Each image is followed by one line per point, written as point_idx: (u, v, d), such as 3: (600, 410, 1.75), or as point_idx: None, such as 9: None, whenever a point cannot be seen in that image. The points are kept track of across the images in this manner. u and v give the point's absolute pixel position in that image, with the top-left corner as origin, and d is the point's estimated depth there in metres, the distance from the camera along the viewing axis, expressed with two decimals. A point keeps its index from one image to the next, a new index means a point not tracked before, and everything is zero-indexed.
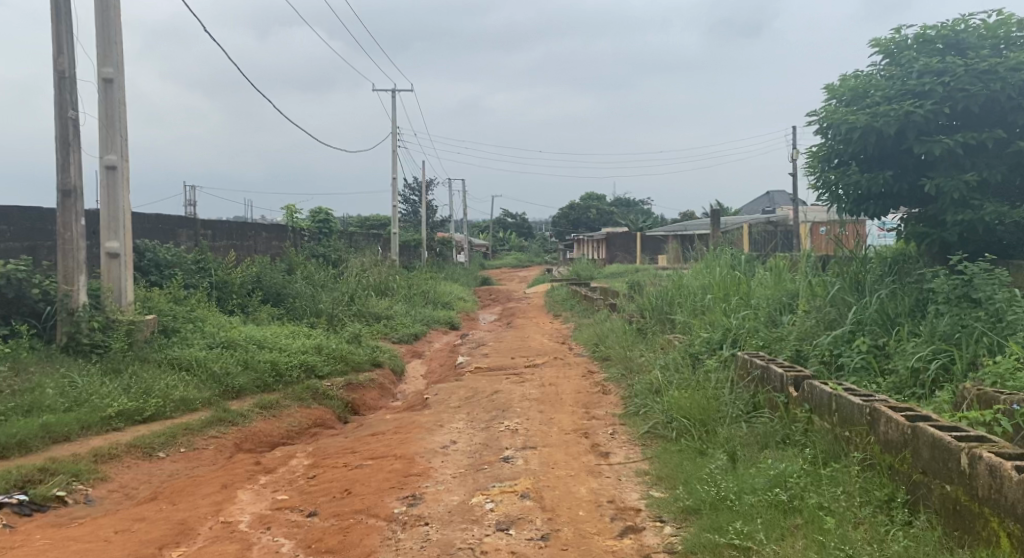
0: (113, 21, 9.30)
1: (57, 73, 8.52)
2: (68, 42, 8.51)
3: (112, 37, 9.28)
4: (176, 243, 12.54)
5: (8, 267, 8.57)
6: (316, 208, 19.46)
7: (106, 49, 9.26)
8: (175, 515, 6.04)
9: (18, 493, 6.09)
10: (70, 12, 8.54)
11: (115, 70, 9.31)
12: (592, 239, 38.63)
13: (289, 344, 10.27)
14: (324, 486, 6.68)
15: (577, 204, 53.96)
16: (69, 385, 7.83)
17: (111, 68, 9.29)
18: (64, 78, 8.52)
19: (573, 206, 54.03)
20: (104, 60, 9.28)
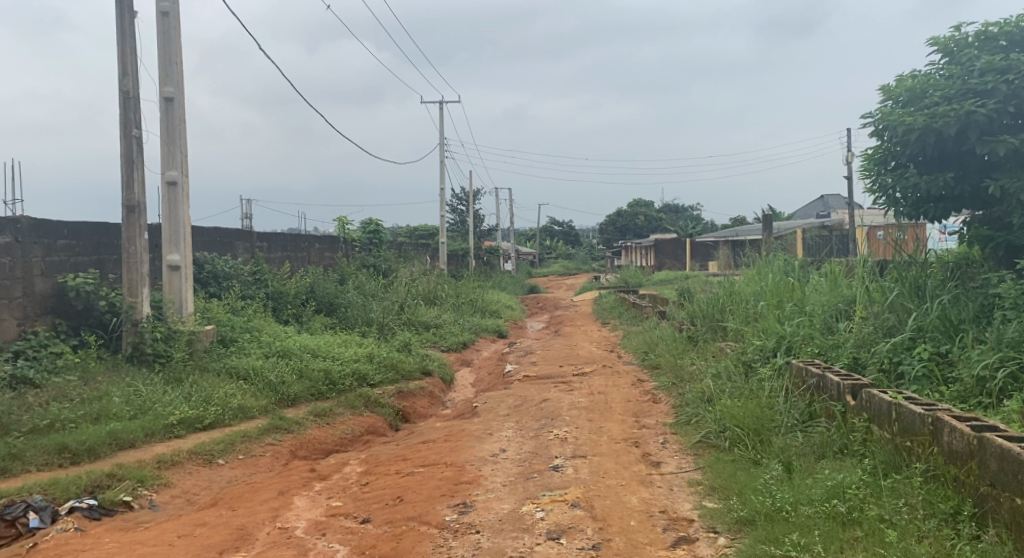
0: (174, 42, 9.59)
1: (121, 93, 8.82)
2: (132, 63, 8.81)
3: (173, 57, 9.56)
4: (233, 255, 12.89)
5: (77, 279, 8.93)
6: (367, 219, 19.55)
7: (167, 69, 9.54)
8: (234, 520, 6.21)
9: (89, 498, 6.32)
10: (134, 35, 8.84)
11: (176, 89, 9.57)
12: (640, 246, 38.47)
13: (341, 353, 10.45)
14: (377, 493, 6.79)
15: (625, 211, 53.65)
16: (134, 394, 8.09)
17: (172, 87, 9.57)
18: (129, 98, 8.82)
19: (621, 212, 53.85)
20: (165, 79, 9.55)
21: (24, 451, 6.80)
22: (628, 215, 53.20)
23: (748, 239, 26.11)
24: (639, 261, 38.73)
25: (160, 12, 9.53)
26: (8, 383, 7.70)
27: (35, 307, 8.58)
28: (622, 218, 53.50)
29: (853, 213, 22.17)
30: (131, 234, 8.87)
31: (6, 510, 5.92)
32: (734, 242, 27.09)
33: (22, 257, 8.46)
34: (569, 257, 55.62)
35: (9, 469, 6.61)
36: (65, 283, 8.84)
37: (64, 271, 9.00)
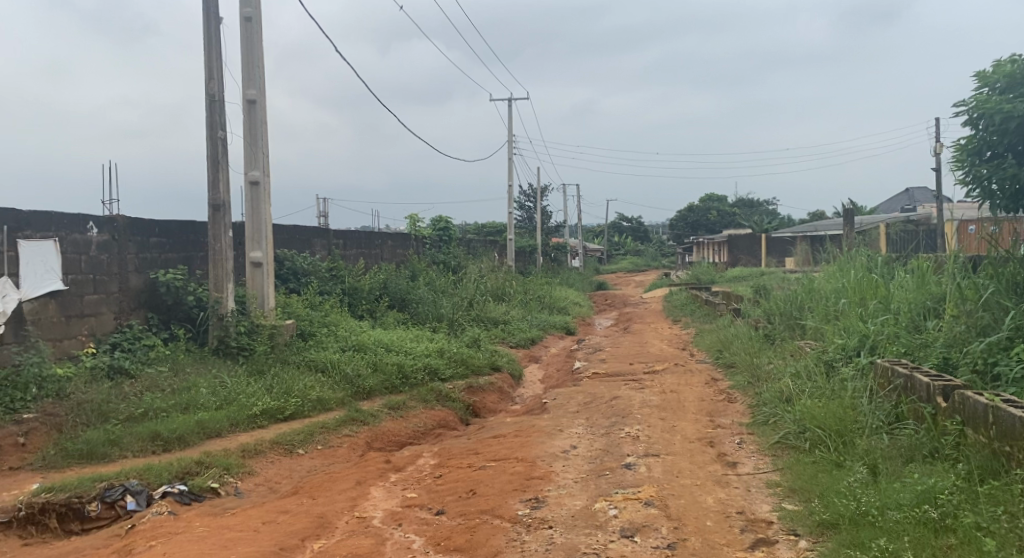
0: (257, 46, 9.85)
1: (208, 96, 9.11)
2: (218, 67, 9.09)
3: (255, 61, 9.82)
4: (311, 252, 13.23)
5: (168, 275, 9.35)
6: (437, 216, 19.79)
7: (250, 73, 9.82)
8: (315, 508, 6.37)
9: (179, 483, 6.58)
10: (220, 40, 9.12)
11: (258, 92, 9.85)
12: (712, 242, 37.89)
13: (413, 348, 10.61)
14: (451, 485, 6.88)
15: (696, 206, 52.86)
16: (220, 385, 8.39)
17: (255, 90, 9.84)
18: (214, 101, 9.11)
19: (692, 207, 53.16)
20: (248, 82, 9.83)
21: (121, 437, 7.14)
22: (700, 209, 52.41)
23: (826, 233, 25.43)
24: (712, 256, 38.10)
25: (243, 17, 9.82)
26: (105, 372, 8.08)
27: (130, 301, 9.01)
28: (693, 213, 52.70)
29: (941, 206, 21.33)
30: (216, 231, 9.19)
31: (106, 494, 6.28)
32: (812, 237, 26.43)
33: (118, 254, 8.89)
34: (638, 253, 55.15)
35: (108, 455, 6.99)
36: (156, 279, 9.26)
37: (156, 267, 9.43)
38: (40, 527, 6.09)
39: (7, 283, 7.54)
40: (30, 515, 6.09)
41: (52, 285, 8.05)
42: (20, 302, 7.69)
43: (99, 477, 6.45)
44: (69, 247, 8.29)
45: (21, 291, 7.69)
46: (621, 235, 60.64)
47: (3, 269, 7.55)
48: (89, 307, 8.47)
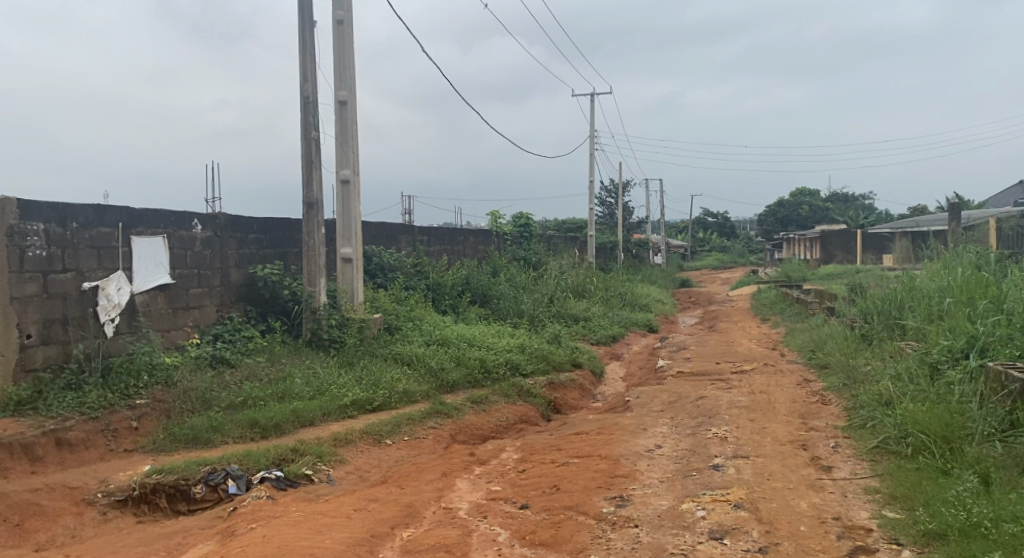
0: (348, 49, 10.04)
1: (302, 98, 9.35)
2: (312, 69, 9.31)
3: (346, 63, 10.01)
4: (396, 248, 13.46)
5: (265, 270, 9.67)
6: (518, 213, 19.84)
7: (342, 74, 10.01)
8: (403, 498, 6.47)
9: (276, 469, 6.79)
10: (314, 43, 9.33)
11: (349, 93, 10.04)
12: (802, 238, 36.80)
13: (495, 343, 10.67)
14: (535, 480, 6.87)
15: (787, 201, 51.49)
16: (313, 375, 8.63)
17: (346, 91, 10.04)
18: (308, 102, 9.34)
19: (782, 202, 51.81)
20: (340, 83, 10.03)
21: (223, 423, 7.43)
22: (790, 204, 51.00)
23: (929, 229, 24.31)
24: (803, 252, 36.97)
25: (335, 20, 10.03)
26: (208, 361, 8.42)
27: (230, 294, 9.39)
28: (783, 208, 51.26)
29: None
30: (310, 229, 9.44)
31: (210, 477, 6.54)
32: (914, 233, 25.32)
33: (220, 250, 9.27)
34: (723, 250, 54.09)
35: (210, 440, 7.26)
36: (255, 273, 9.62)
37: (254, 262, 9.77)
38: (151, 506, 6.41)
39: (122, 277, 8.01)
40: (143, 494, 6.43)
41: (162, 278, 8.48)
42: (133, 294, 8.16)
43: (203, 461, 6.72)
44: (176, 243, 8.70)
45: (133, 285, 8.16)
46: (705, 231, 59.59)
47: (119, 263, 8.00)
48: (194, 300, 8.86)
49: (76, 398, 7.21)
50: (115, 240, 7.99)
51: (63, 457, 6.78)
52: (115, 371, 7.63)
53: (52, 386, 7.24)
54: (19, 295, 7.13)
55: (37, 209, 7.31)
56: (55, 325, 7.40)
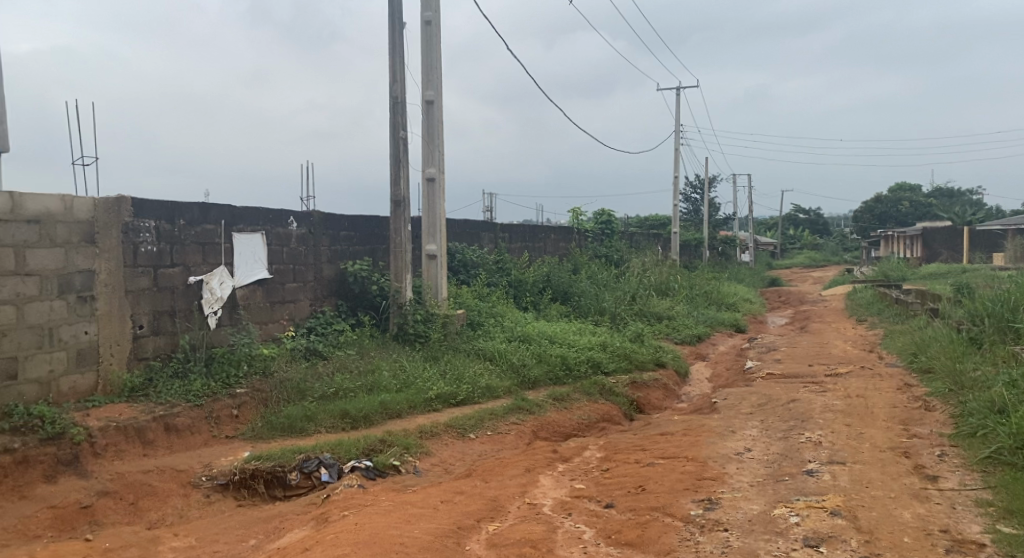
0: (436, 49, 10.09)
1: (391, 98, 9.45)
2: (401, 69, 9.40)
3: (433, 63, 10.07)
4: (479, 245, 13.53)
5: (355, 266, 9.83)
6: (599, 211, 19.59)
7: (429, 74, 10.08)
8: (488, 492, 6.46)
9: (365, 459, 6.89)
10: (403, 43, 9.41)
11: (435, 93, 10.09)
12: (903, 235, 35.25)
13: (577, 341, 10.58)
14: (619, 479, 6.76)
15: (885, 197, 49.50)
16: (400, 368, 8.74)
17: (433, 91, 10.10)
18: (397, 102, 9.43)
19: (880, 198, 49.84)
20: (427, 83, 10.10)
21: (315, 413, 7.60)
22: (890, 200, 48.96)
23: None
24: (904, 250, 35.39)
25: (423, 21, 10.10)
26: (302, 353, 8.59)
27: (323, 289, 9.59)
28: (882, 204, 49.28)
29: None
30: (397, 226, 9.55)
31: (304, 465, 6.68)
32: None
33: (313, 246, 9.46)
34: (816, 247, 52.44)
35: (304, 429, 7.46)
36: (346, 270, 9.79)
37: (346, 258, 9.95)
38: (250, 490, 6.60)
39: (224, 271, 8.28)
40: (243, 479, 6.61)
41: (261, 273, 8.71)
42: (235, 289, 8.41)
43: (298, 449, 6.87)
44: (273, 240, 8.92)
45: (235, 279, 8.42)
46: (796, 228, 57.89)
47: (222, 259, 8.27)
48: (290, 294, 9.07)
49: (183, 386, 7.47)
50: (219, 236, 8.25)
51: (171, 441, 7.03)
52: (219, 360, 7.87)
53: (160, 373, 7.54)
54: (133, 288, 7.46)
55: (148, 206, 7.60)
56: (165, 317, 7.70)
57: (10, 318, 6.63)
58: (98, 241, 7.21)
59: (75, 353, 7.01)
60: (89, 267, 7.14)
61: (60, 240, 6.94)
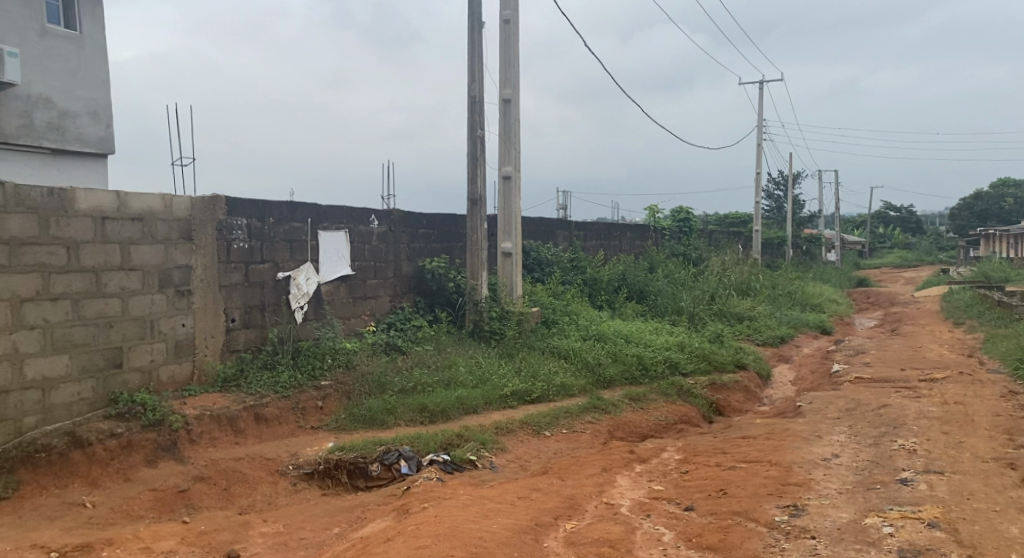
0: (514, 47, 10.02)
1: (470, 97, 9.44)
2: (480, 68, 9.37)
3: (511, 61, 10.00)
4: (554, 243, 13.44)
5: (432, 262, 9.85)
6: (678, 207, 19.02)
7: (507, 73, 10.02)
8: (565, 490, 6.35)
9: (443, 453, 6.89)
10: (482, 42, 9.38)
11: (513, 91, 10.03)
12: (1005, 234, 33.50)
13: (654, 340, 10.38)
14: (699, 482, 6.56)
15: (984, 194, 47.20)
16: (476, 364, 8.73)
17: (510, 89, 10.04)
18: (476, 101, 9.41)
19: (978, 195, 47.57)
20: (505, 81, 10.04)
21: (395, 407, 7.66)
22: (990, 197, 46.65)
23: None
24: (1007, 249, 33.59)
25: (502, 19, 10.05)
26: (383, 348, 8.66)
27: (402, 286, 9.63)
28: (981, 201, 47.01)
29: None
30: (474, 223, 9.55)
31: (385, 457, 6.72)
32: None
33: (393, 244, 9.51)
34: (908, 247, 50.42)
35: (385, 422, 7.52)
36: (424, 267, 9.80)
37: (424, 256, 9.97)
38: (333, 480, 6.66)
39: (310, 268, 8.41)
40: (327, 468, 6.68)
41: (344, 270, 8.80)
42: (320, 284, 8.52)
43: (380, 441, 6.91)
44: (356, 237, 9.00)
45: (320, 275, 8.53)
46: (886, 226, 55.78)
47: (308, 255, 8.40)
48: (371, 290, 9.15)
49: (272, 377, 7.60)
50: (305, 234, 8.38)
51: (261, 430, 7.16)
52: (305, 353, 7.99)
53: (251, 365, 7.68)
54: (225, 283, 7.62)
55: (241, 205, 7.76)
56: (255, 311, 7.85)
57: (116, 310, 6.80)
58: (195, 238, 7.37)
59: (173, 345, 7.19)
60: (186, 263, 7.31)
61: (161, 237, 7.11)
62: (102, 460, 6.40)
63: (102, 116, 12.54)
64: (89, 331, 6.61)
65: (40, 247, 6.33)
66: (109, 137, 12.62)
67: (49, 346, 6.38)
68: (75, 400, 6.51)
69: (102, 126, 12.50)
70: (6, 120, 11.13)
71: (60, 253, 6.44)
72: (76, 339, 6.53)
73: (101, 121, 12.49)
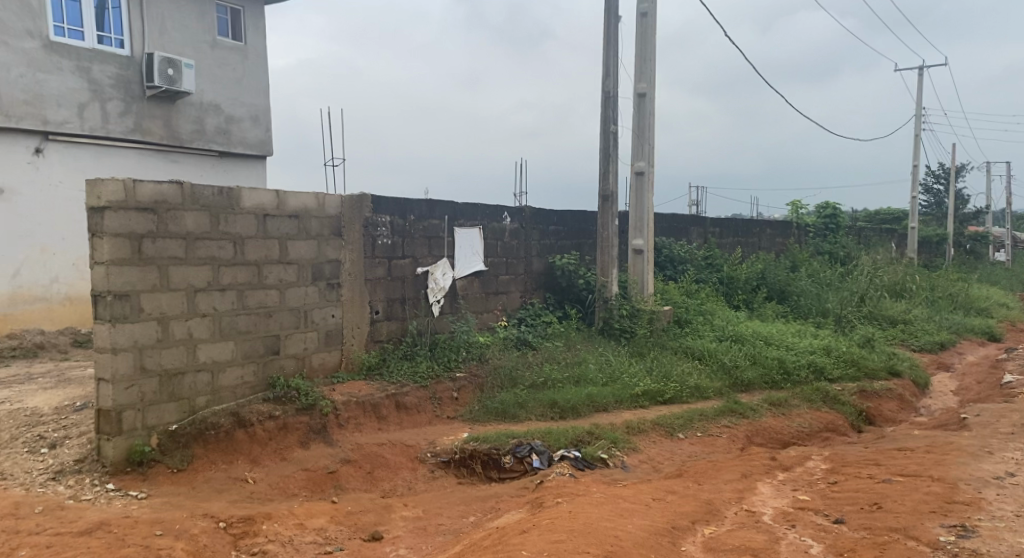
0: (651, 40, 9.63)
1: (604, 93, 9.17)
2: (614, 63, 9.06)
3: (647, 55, 9.61)
4: (688, 240, 12.96)
5: (562, 259, 9.65)
6: (822, 203, 17.83)
7: (642, 66, 9.64)
8: (702, 494, 5.98)
9: (574, 450, 6.66)
10: (618, 36, 9.06)
11: (649, 85, 9.64)
12: None
13: (796, 343, 9.74)
14: (850, 494, 6.02)
15: None
16: (606, 362, 8.46)
17: (646, 83, 9.65)
18: (610, 97, 9.13)
19: None
20: (640, 76, 9.67)
21: (525, 401, 7.51)
22: None
23: None
24: None
25: (640, 12, 9.66)
26: (514, 343, 8.52)
27: (532, 282, 9.47)
28: None
29: None
30: (605, 221, 9.34)
31: (516, 450, 6.56)
32: None
33: (524, 241, 9.36)
34: None
35: (516, 416, 7.38)
36: (555, 263, 9.61)
37: (554, 252, 9.77)
38: (468, 470, 6.57)
39: (447, 264, 8.36)
40: (462, 458, 6.59)
41: (477, 265, 8.71)
42: (455, 279, 8.47)
43: (512, 434, 6.77)
44: (489, 234, 8.90)
45: (455, 270, 8.47)
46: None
47: (445, 251, 8.36)
48: (502, 286, 9.03)
49: (411, 367, 7.61)
50: (443, 231, 8.36)
51: (401, 418, 7.16)
52: (441, 346, 7.96)
53: (393, 354, 7.72)
54: (370, 277, 7.68)
55: (385, 202, 7.81)
56: (396, 303, 7.88)
57: (275, 301, 6.95)
58: (345, 235, 7.47)
59: (324, 334, 7.29)
60: (337, 257, 7.41)
61: (315, 233, 7.22)
62: (262, 439, 6.52)
63: (262, 120, 13.08)
64: (252, 319, 6.78)
65: (211, 242, 6.50)
66: (268, 141, 13.16)
67: (218, 333, 6.56)
68: (239, 383, 6.69)
69: (261, 129, 13.06)
70: (182, 125, 11.81)
71: (228, 247, 6.61)
72: (241, 327, 6.70)
73: (262, 125, 13.06)
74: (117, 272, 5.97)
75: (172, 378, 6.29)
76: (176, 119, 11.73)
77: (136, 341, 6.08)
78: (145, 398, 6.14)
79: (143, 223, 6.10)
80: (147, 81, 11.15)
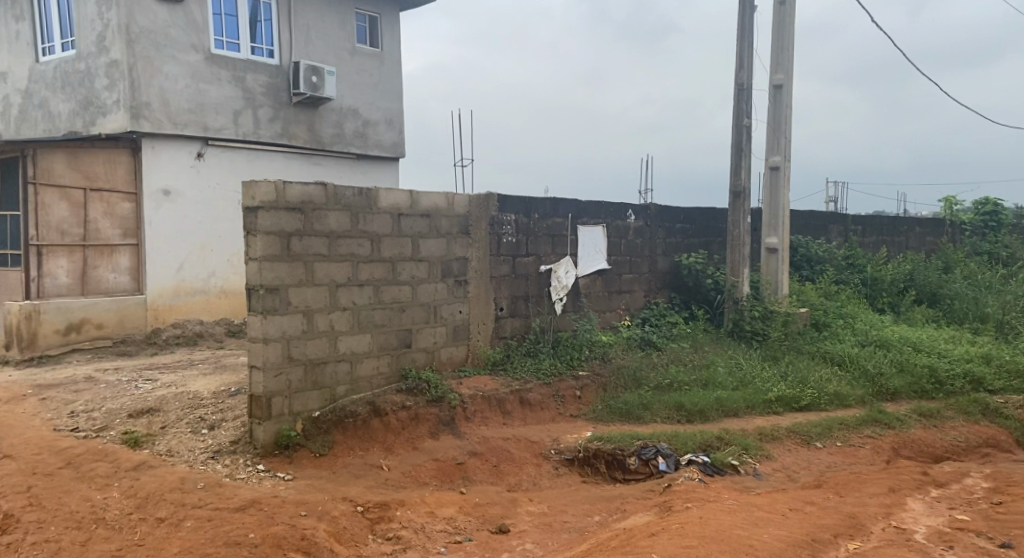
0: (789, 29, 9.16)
1: (736, 86, 8.82)
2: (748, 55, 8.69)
3: (785, 44, 9.15)
4: (827, 238, 12.29)
5: (690, 258, 9.36)
6: (981, 198, 16.40)
7: (779, 57, 9.19)
8: (844, 507, 5.61)
9: (702, 454, 6.40)
10: (753, 27, 8.67)
11: (785, 76, 9.18)
12: None
13: (949, 350, 8.98)
14: (1017, 516, 5.48)
15: None
16: (735, 365, 8.11)
17: (783, 74, 9.20)
18: (743, 90, 8.76)
19: None
20: (776, 66, 9.22)
21: (651, 403, 7.32)
22: None
23: None
24: None
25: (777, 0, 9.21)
26: (639, 343, 8.32)
27: (658, 281, 9.24)
28: None
29: None
30: (735, 218, 8.98)
31: (642, 452, 6.38)
32: None
33: (649, 240, 9.13)
34: None
35: (642, 417, 7.19)
36: (681, 262, 9.33)
37: (681, 250, 9.49)
38: (593, 469, 6.43)
39: (570, 262, 8.26)
40: (586, 457, 6.47)
41: (601, 264, 8.56)
42: (578, 277, 8.35)
43: (638, 435, 6.59)
44: (613, 232, 8.72)
45: (579, 269, 8.35)
46: None
47: (568, 250, 8.27)
48: (626, 285, 8.84)
49: (534, 364, 7.58)
50: (567, 229, 8.27)
51: (525, 414, 7.13)
52: (564, 345, 7.87)
53: (517, 351, 7.71)
54: (496, 274, 7.68)
55: (510, 201, 7.80)
56: (520, 300, 7.85)
57: (408, 296, 7.05)
58: (471, 233, 7.52)
59: (453, 329, 7.36)
60: (464, 255, 7.46)
61: (444, 231, 7.30)
62: (395, 428, 6.61)
63: (396, 123, 13.43)
64: (387, 313, 6.90)
65: (351, 240, 6.66)
66: (401, 142, 13.46)
67: (357, 325, 6.72)
68: (375, 374, 6.82)
69: (395, 132, 13.39)
70: (324, 129, 12.27)
71: (366, 244, 6.75)
72: (377, 320, 6.84)
73: (396, 128, 13.39)
74: (268, 268, 6.18)
75: (315, 367, 6.48)
76: (318, 123, 12.19)
77: (284, 332, 6.29)
78: (291, 386, 6.34)
79: (292, 222, 6.29)
80: (294, 88, 11.62)
